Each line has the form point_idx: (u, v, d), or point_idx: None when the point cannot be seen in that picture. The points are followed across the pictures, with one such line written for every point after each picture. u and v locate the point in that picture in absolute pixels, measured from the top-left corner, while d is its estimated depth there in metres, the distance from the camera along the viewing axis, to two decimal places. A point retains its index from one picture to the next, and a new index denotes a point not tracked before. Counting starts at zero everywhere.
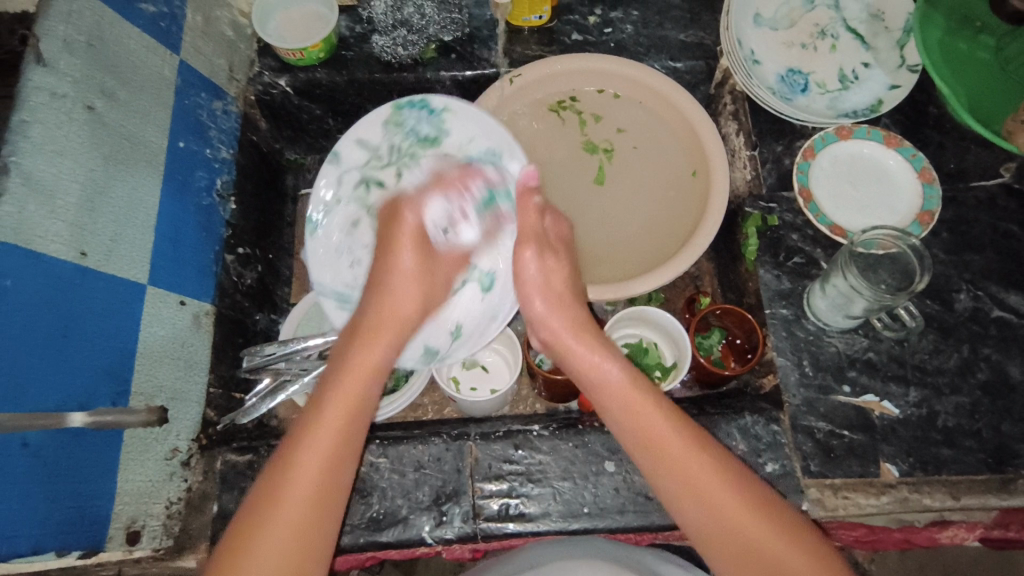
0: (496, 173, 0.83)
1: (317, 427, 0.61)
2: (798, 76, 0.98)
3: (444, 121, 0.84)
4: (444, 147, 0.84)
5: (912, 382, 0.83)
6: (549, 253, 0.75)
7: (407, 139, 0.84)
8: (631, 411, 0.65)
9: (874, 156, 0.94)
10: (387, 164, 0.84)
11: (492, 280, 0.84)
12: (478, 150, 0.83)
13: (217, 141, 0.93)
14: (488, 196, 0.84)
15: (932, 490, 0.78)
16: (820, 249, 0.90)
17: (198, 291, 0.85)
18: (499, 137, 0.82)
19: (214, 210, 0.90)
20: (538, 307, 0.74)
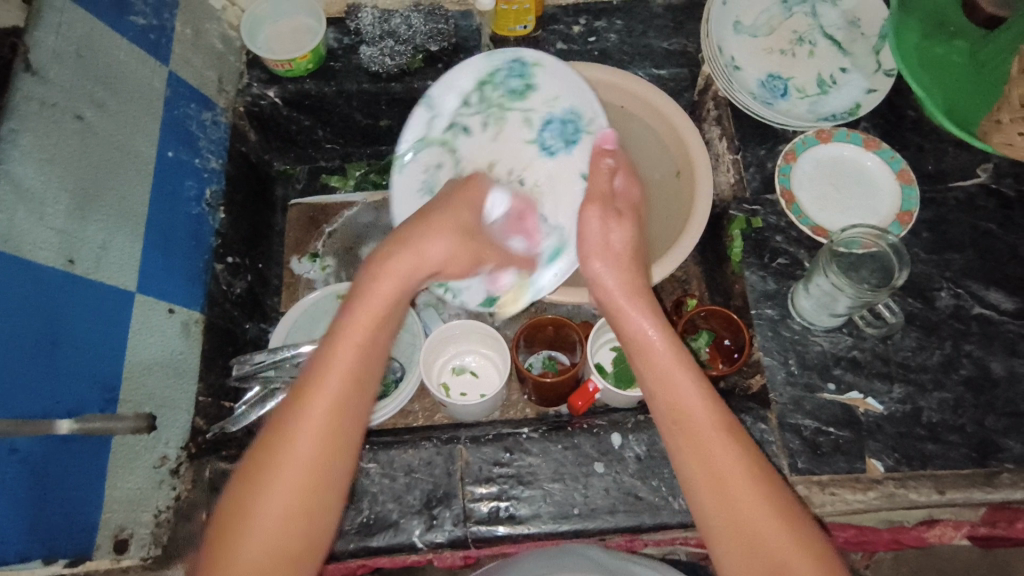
0: (569, 134, 0.86)
1: (337, 346, 0.59)
2: (778, 81, 1.00)
3: (534, 75, 0.87)
4: (532, 103, 0.87)
5: (896, 379, 0.84)
6: (614, 219, 0.76)
7: (499, 91, 0.88)
8: (666, 383, 0.63)
9: (854, 158, 0.96)
10: (476, 112, 0.88)
11: (564, 240, 0.83)
12: (563, 109, 0.86)
13: (206, 151, 0.93)
14: (562, 150, 0.86)
15: (918, 485, 0.79)
16: (803, 249, 0.92)
17: (188, 300, 0.85)
18: (584, 94, 0.85)
19: (204, 219, 0.91)
20: (600, 262, 0.74)
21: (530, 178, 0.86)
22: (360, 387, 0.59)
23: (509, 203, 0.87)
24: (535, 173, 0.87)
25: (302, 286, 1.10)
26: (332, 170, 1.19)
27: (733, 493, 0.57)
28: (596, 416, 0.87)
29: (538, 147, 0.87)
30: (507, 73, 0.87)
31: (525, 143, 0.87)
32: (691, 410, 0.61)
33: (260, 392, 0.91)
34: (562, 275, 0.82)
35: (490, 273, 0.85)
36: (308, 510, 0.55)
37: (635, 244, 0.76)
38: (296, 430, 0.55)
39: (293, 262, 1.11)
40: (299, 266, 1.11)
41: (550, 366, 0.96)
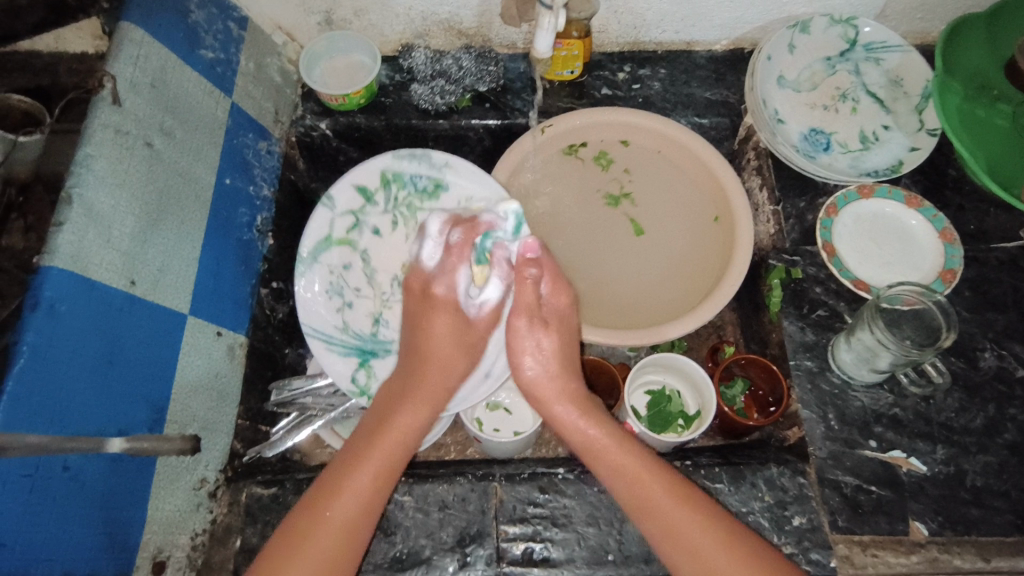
0: None
1: (363, 466, 0.69)
2: (819, 136, 1.01)
3: (442, 176, 0.90)
4: (440, 202, 0.91)
5: (938, 440, 0.83)
6: (542, 330, 0.80)
7: (406, 192, 0.91)
8: (619, 476, 0.71)
9: (895, 214, 0.96)
10: (384, 211, 0.90)
11: (487, 341, 0.86)
12: (471, 209, 0.89)
13: (259, 179, 0.96)
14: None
15: (962, 551, 0.77)
16: (843, 303, 0.92)
17: (234, 323, 0.87)
18: (493, 193, 0.87)
19: (253, 245, 0.93)
20: (530, 368, 0.79)
21: None
22: (387, 483, 0.70)
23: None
24: None
25: None
26: None
27: (687, 536, 0.66)
28: None
29: None
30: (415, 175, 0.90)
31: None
32: (629, 471, 0.71)
33: (296, 418, 0.92)
34: (491, 375, 0.85)
35: None
36: (339, 555, 0.65)
37: (562, 346, 0.80)
38: (344, 489, 0.68)
39: None
40: None
41: None
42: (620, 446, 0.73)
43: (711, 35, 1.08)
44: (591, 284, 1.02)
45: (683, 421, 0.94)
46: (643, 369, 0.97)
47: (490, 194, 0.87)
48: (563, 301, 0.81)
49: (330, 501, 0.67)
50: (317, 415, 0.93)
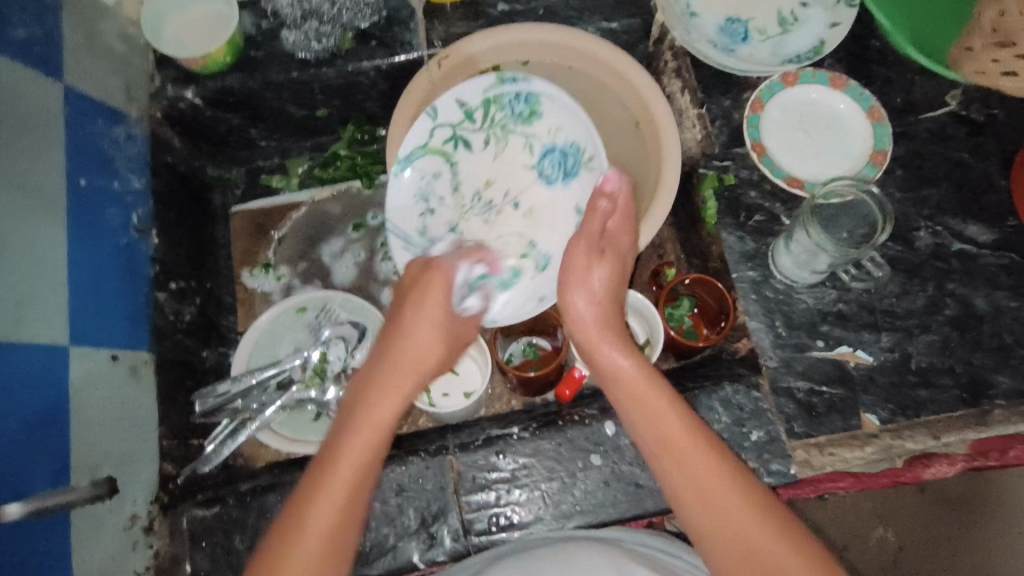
0: (568, 166, 0.85)
1: (346, 455, 0.60)
2: (737, 25, 0.94)
3: (540, 103, 0.84)
4: (535, 129, 0.85)
5: (883, 328, 0.82)
6: (597, 261, 0.73)
7: (504, 113, 0.85)
8: (637, 399, 0.66)
9: (821, 99, 0.92)
10: (478, 129, 0.86)
11: (548, 262, 0.85)
12: (565, 140, 0.85)
13: (126, 171, 0.84)
14: (558, 180, 0.86)
15: (914, 434, 0.78)
16: (779, 203, 0.88)
17: (132, 341, 0.78)
18: (586, 127, 0.83)
19: (136, 248, 0.82)
20: (580, 306, 0.73)
21: (525, 204, 0.87)
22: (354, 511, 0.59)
23: (502, 221, 0.87)
24: (532, 199, 0.87)
25: (257, 302, 1.01)
26: (271, 169, 1.06)
27: (741, 534, 0.57)
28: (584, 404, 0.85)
29: (537, 174, 0.86)
30: (516, 100, 0.84)
31: (525, 169, 0.86)
32: (682, 449, 0.62)
33: (230, 423, 0.85)
34: (544, 301, 0.82)
35: (518, 287, 0.84)
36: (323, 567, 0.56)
37: (614, 287, 0.74)
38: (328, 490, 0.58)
39: (244, 276, 1.02)
40: (252, 279, 1.01)
41: (531, 353, 0.94)
42: (663, 398, 0.65)
43: None
44: None
45: (633, 350, 0.91)
46: None
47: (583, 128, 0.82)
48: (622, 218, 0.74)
49: (307, 500, 0.58)
50: (251, 417, 0.85)
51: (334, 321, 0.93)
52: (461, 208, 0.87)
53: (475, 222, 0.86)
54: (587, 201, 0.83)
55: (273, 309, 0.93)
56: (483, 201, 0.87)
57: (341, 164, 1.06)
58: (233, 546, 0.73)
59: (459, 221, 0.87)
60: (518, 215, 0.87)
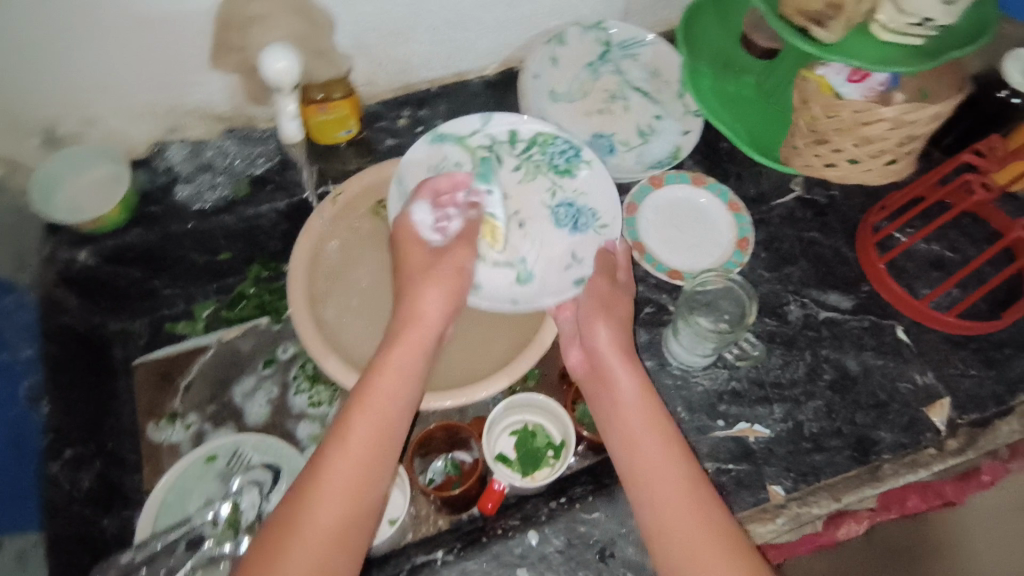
0: (578, 222, 0.96)
1: (357, 428, 0.69)
2: (605, 156, 1.03)
3: (577, 164, 0.98)
4: (564, 182, 0.98)
5: (774, 400, 0.88)
6: (602, 321, 0.83)
7: (546, 160, 0.99)
8: (629, 439, 0.74)
9: (686, 196, 1.02)
10: (517, 163, 0.99)
11: (528, 278, 0.93)
12: (585, 203, 0.97)
13: (15, 340, 0.83)
14: (564, 229, 0.96)
15: (817, 499, 0.82)
16: (664, 294, 0.96)
17: (20, 523, 0.76)
18: (608, 201, 0.96)
19: (28, 419, 0.81)
20: (575, 359, 0.86)
21: (528, 228, 0.96)
22: (371, 482, 0.67)
23: (513, 247, 0.95)
24: (535, 228, 0.96)
25: (166, 457, 0.94)
26: (176, 316, 1.04)
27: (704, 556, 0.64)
28: (510, 514, 0.87)
29: (551, 219, 0.97)
30: (566, 157, 0.98)
31: (538, 206, 0.97)
32: (664, 482, 0.70)
33: None
34: (523, 304, 0.91)
35: (497, 279, 0.93)
36: (360, 486, 0.66)
37: (623, 325, 0.84)
38: (339, 457, 0.67)
39: (150, 429, 0.96)
40: (158, 431, 0.96)
41: (453, 469, 0.93)
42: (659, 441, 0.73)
43: (478, 65, 1.07)
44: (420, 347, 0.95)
45: (552, 452, 0.92)
46: (502, 413, 0.95)
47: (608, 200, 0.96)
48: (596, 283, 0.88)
49: (345, 423, 0.69)
50: None
51: (246, 466, 0.91)
52: None
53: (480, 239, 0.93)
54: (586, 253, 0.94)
55: (179, 463, 0.89)
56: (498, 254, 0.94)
57: (248, 302, 1.05)
58: None
59: None
60: (519, 232, 0.96)
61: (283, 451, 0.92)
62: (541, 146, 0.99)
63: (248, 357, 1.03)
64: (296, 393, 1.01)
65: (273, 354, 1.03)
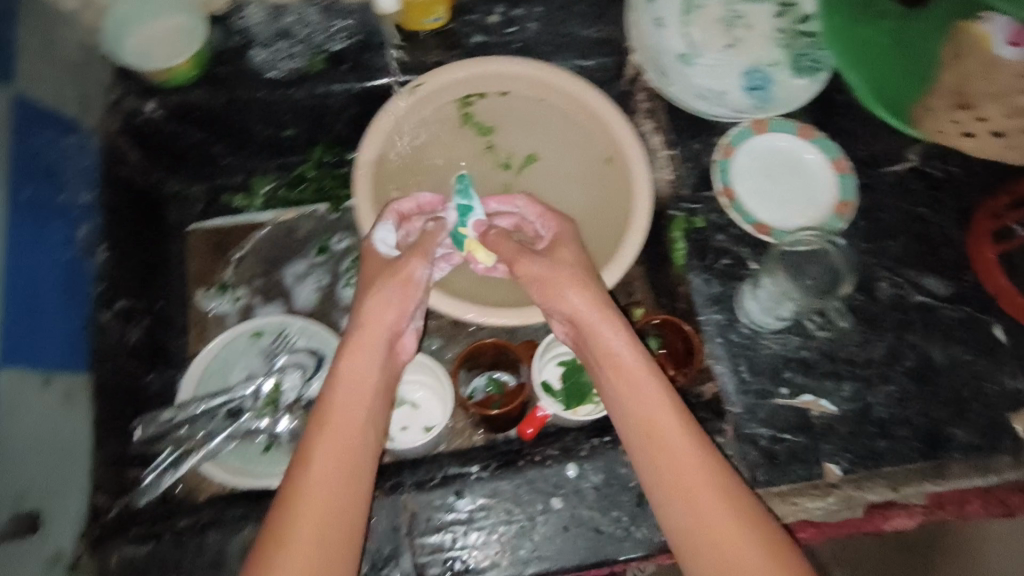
0: (755, 89, 0.93)
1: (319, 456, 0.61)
2: (754, 75, 0.93)
3: (800, 59, 0.93)
4: (782, 64, 0.93)
5: (844, 377, 0.82)
6: (579, 280, 0.69)
7: (793, 32, 0.94)
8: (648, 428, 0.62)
9: (791, 147, 0.93)
10: (786, 16, 0.95)
11: (686, 64, 0.93)
12: (777, 87, 0.93)
13: (74, 184, 0.80)
14: (743, 82, 0.93)
15: (873, 485, 0.78)
16: (746, 248, 0.89)
17: (68, 363, 0.74)
18: (794, 102, 0.92)
19: (79, 265, 0.78)
20: (574, 291, 0.69)
21: (734, 44, 0.94)
22: (337, 514, 0.59)
23: (714, 33, 0.94)
24: (741, 53, 0.94)
25: (211, 324, 0.96)
26: (234, 187, 1.01)
27: None
28: (546, 442, 0.85)
29: (747, 67, 0.93)
30: (811, 63, 0.93)
31: (764, 46, 0.94)
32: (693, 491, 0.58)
33: (173, 452, 0.81)
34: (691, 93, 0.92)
35: (675, 32, 0.94)
36: (330, 512, 0.58)
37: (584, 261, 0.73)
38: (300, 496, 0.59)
39: (199, 297, 0.96)
40: (206, 300, 0.96)
41: (494, 387, 0.91)
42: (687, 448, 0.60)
43: None
44: None
45: None
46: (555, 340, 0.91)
47: (794, 101, 0.92)
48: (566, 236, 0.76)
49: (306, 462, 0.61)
50: (198, 446, 0.82)
51: (290, 348, 0.89)
52: (721, 20, 0.95)
53: (723, 41, 0.94)
54: (732, 106, 0.92)
55: (226, 334, 0.89)
56: (728, 21, 0.95)
57: (308, 185, 1.02)
58: None
59: (698, 22, 0.94)
60: (724, 28, 0.95)
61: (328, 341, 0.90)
62: (816, 43, 0.93)
63: (301, 239, 1.01)
64: (345, 285, 0.98)
65: (326, 242, 1.00)
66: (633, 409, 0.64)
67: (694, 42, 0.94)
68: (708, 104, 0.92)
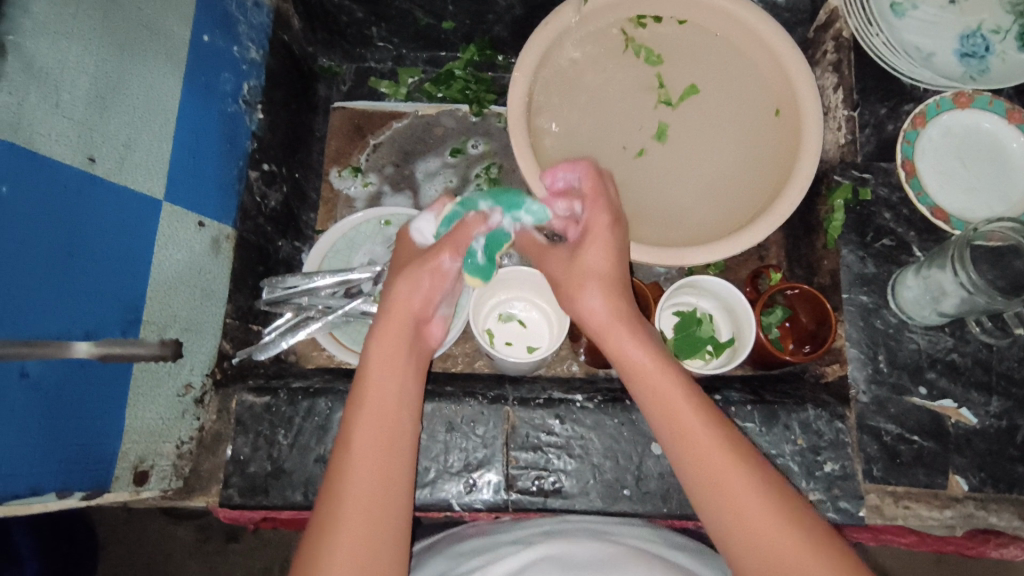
0: (969, 55, 0.82)
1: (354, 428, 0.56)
2: (973, 39, 0.82)
3: None
4: (1008, 31, 0.82)
5: (995, 392, 0.75)
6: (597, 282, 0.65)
7: None
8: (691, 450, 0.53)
9: (993, 131, 0.82)
10: None
11: (897, 15, 0.82)
12: (996, 56, 0.82)
13: (246, 38, 0.80)
14: (958, 45, 0.82)
15: (1000, 509, 0.72)
16: (913, 232, 0.81)
17: (219, 212, 0.76)
18: (1016, 76, 0.81)
19: (240, 119, 0.79)
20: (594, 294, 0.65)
21: (956, 1, 0.83)
22: (381, 485, 0.54)
23: None
24: (962, 12, 0.83)
25: (340, 204, 0.97)
26: (382, 73, 1.01)
27: None
28: None
29: (966, 29, 0.82)
30: None
31: (991, 8, 0.82)
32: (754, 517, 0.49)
33: (292, 318, 0.84)
34: (899, 47, 0.81)
35: None
36: (375, 482, 0.53)
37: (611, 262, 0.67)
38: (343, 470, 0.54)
39: (333, 176, 0.98)
40: (340, 180, 0.98)
41: None
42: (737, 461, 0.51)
43: None
44: (633, 186, 0.88)
45: (712, 348, 0.86)
46: (680, 288, 0.86)
47: (1016, 74, 0.80)
48: (600, 226, 0.67)
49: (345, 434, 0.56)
50: (315, 317, 0.84)
51: None
52: None
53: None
54: (941, 68, 0.81)
55: (358, 215, 0.90)
56: None
57: (454, 84, 1.00)
58: (276, 438, 0.72)
59: None
60: None
61: None
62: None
63: (438, 138, 1.00)
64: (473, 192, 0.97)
65: (462, 145, 0.99)
66: (656, 400, 0.57)
67: None
68: (915, 63, 0.81)
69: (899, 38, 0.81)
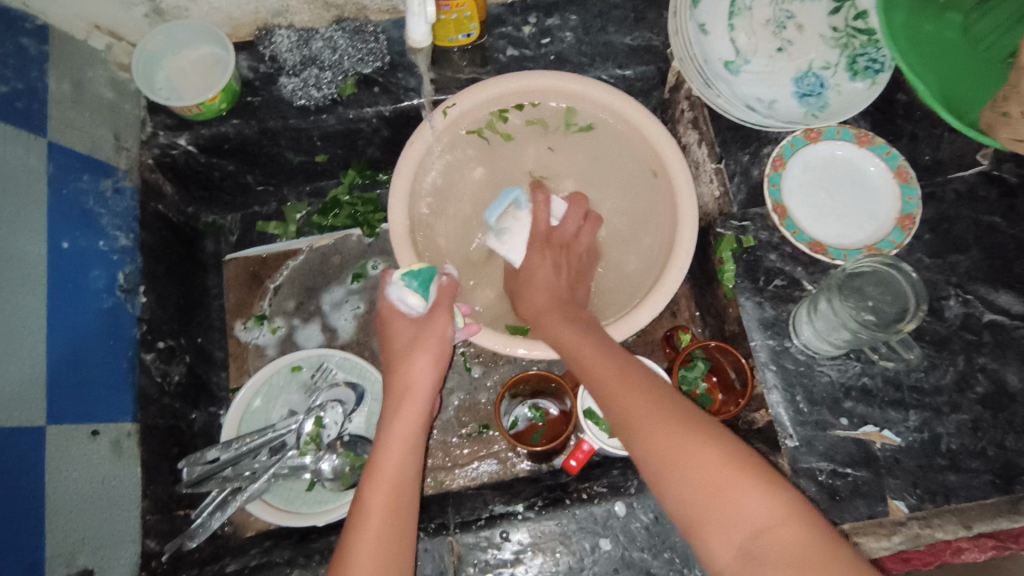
0: (806, 96, 0.87)
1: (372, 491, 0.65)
2: (806, 80, 0.87)
3: (856, 59, 0.87)
4: (835, 66, 0.87)
5: (911, 406, 0.77)
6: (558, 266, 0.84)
7: (847, 31, 0.88)
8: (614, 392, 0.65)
9: (847, 157, 0.87)
10: (840, 13, 0.88)
11: (735, 72, 0.87)
12: (829, 91, 0.87)
13: (112, 227, 0.79)
14: (795, 89, 0.87)
15: (943, 523, 0.74)
16: (800, 267, 0.84)
17: (114, 412, 0.74)
18: (853, 106, 0.86)
19: (121, 310, 0.78)
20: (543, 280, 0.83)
21: (785, 48, 0.88)
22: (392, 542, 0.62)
23: (762, 38, 0.88)
24: (792, 57, 0.88)
25: (251, 355, 0.96)
26: (268, 215, 1.02)
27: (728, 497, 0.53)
28: (592, 478, 0.81)
29: (798, 71, 0.88)
30: (868, 63, 0.86)
31: (816, 47, 0.88)
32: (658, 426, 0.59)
33: (219, 494, 0.79)
34: (743, 103, 0.85)
35: (720, 38, 0.88)
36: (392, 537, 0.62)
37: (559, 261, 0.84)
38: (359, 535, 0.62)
39: (239, 329, 0.97)
40: (245, 332, 0.97)
41: (537, 418, 0.89)
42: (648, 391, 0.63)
43: None
44: None
45: None
46: None
47: (850, 105, 0.86)
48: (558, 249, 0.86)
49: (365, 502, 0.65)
50: (242, 487, 0.80)
51: (330, 382, 0.89)
52: (770, 20, 0.89)
53: (773, 46, 0.88)
54: (784, 115, 0.86)
55: (268, 368, 0.89)
56: (777, 22, 0.89)
57: (341, 211, 1.01)
58: None
59: (746, 27, 0.88)
60: (773, 31, 0.88)
61: (367, 374, 0.89)
62: (874, 40, 0.87)
63: (337, 267, 1.00)
64: None
65: (362, 269, 0.99)
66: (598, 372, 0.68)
67: (741, 49, 0.88)
68: (760, 113, 0.85)
69: (739, 96, 0.86)
